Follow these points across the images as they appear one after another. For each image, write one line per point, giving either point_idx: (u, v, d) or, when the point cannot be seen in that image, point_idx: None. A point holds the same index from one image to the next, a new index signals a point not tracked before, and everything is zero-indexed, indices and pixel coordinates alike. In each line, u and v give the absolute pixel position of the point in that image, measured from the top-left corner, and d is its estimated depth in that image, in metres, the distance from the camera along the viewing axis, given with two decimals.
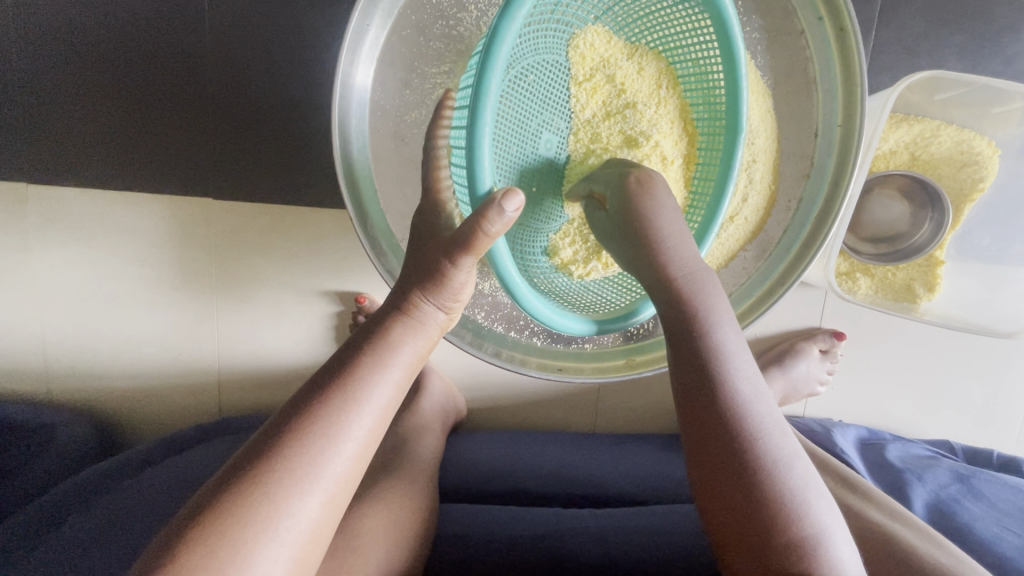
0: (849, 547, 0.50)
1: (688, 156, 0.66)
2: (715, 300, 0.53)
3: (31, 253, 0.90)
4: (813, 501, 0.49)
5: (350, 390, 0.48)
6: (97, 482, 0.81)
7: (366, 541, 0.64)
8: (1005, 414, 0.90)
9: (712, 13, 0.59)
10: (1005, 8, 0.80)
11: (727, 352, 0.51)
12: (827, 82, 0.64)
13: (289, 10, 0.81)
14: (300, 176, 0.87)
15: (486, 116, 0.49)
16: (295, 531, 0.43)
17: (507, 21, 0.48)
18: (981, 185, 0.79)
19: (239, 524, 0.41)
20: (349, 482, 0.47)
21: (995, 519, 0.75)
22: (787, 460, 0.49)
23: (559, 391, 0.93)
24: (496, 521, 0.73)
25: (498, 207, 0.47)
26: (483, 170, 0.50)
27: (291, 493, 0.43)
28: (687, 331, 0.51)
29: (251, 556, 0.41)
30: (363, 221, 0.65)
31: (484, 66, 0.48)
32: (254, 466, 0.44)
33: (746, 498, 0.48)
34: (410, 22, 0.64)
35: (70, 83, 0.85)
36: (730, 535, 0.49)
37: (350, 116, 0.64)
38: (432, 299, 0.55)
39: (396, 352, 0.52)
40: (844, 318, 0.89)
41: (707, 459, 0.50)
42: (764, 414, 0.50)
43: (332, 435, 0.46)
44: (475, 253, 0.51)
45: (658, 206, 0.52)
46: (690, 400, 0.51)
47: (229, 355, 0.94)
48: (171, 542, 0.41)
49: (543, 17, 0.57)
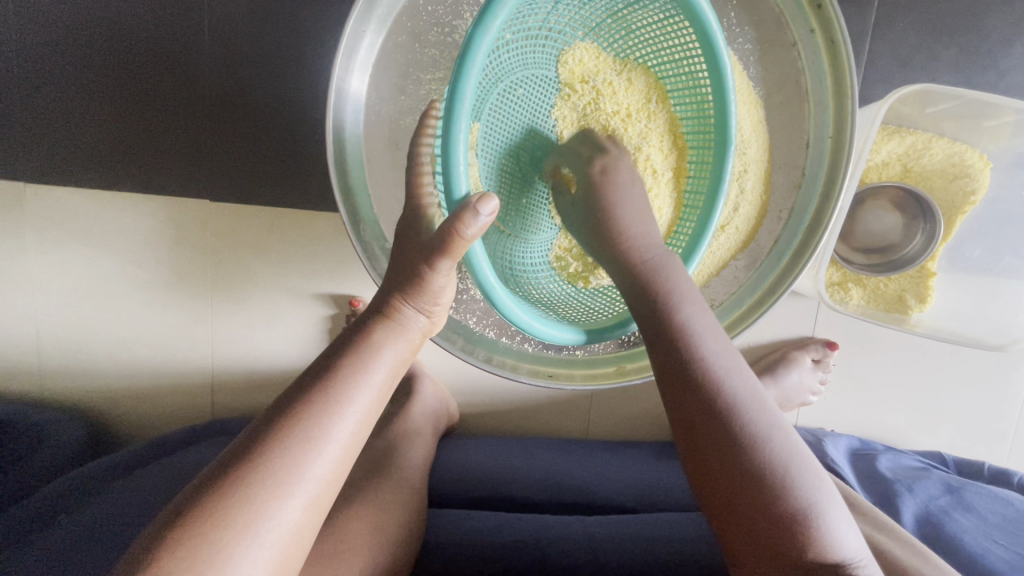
0: (845, 519, 0.49)
1: (675, 165, 0.67)
2: (684, 280, 0.54)
3: (28, 253, 0.90)
4: (801, 471, 0.48)
5: (331, 392, 0.48)
6: (85, 483, 0.80)
7: (352, 544, 0.64)
8: (997, 427, 0.90)
9: (697, 29, 0.59)
10: (999, 22, 0.81)
11: (702, 329, 0.52)
12: (818, 93, 0.65)
13: (289, 15, 0.82)
14: (296, 178, 0.87)
15: (461, 124, 0.50)
16: (276, 532, 0.43)
17: (481, 32, 0.48)
18: (972, 198, 0.79)
19: (219, 524, 0.41)
20: (331, 484, 0.47)
21: (984, 532, 0.75)
22: (774, 433, 0.49)
23: (552, 397, 0.93)
24: (483, 527, 0.73)
25: (472, 210, 0.48)
26: (459, 176, 0.51)
27: (271, 494, 0.43)
28: (660, 312, 0.52)
29: (231, 559, 0.41)
30: (355, 226, 0.66)
31: (460, 74, 0.49)
32: (234, 470, 0.44)
33: (731, 470, 0.48)
34: (405, 28, 0.65)
35: (69, 84, 0.86)
36: (724, 514, 0.48)
37: (344, 121, 0.64)
38: (413, 302, 0.55)
39: (377, 354, 0.52)
40: (836, 328, 0.89)
41: (689, 433, 0.50)
42: (741, 384, 0.50)
43: (312, 437, 0.46)
44: (452, 256, 0.52)
45: (620, 196, 0.56)
46: (669, 381, 0.51)
47: (224, 357, 0.94)
48: (151, 545, 0.41)
49: (532, 32, 0.59)
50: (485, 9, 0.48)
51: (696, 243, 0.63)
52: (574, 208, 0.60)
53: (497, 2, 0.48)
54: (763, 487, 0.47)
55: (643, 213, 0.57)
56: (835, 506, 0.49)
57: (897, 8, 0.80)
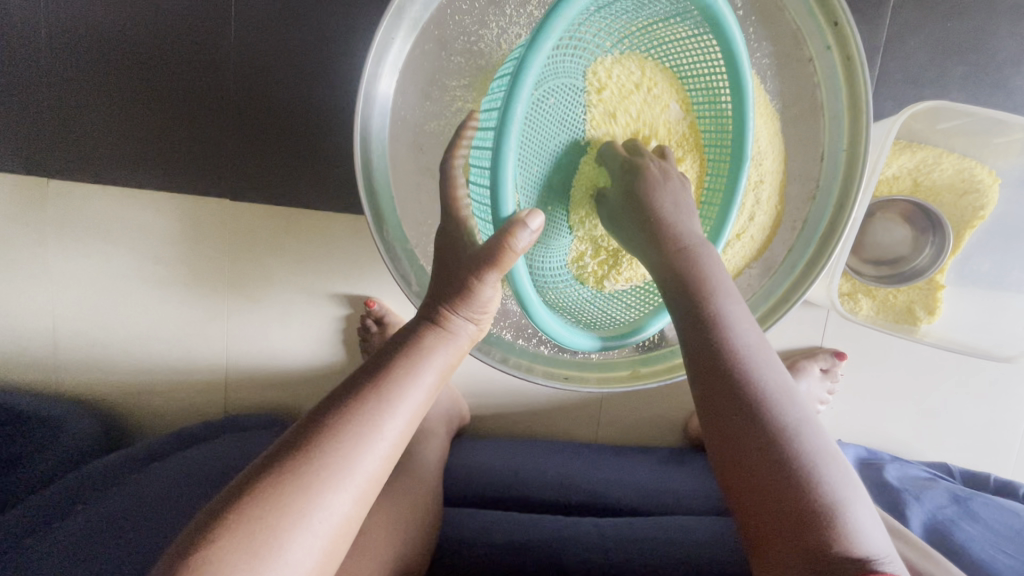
0: (872, 522, 0.47)
1: (692, 173, 0.69)
2: (718, 269, 0.57)
3: (49, 247, 0.92)
4: (827, 461, 0.48)
5: (384, 392, 0.50)
6: (102, 475, 0.81)
7: (373, 538, 0.65)
8: (1003, 439, 0.91)
9: (723, 49, 0.61)
10: (1007, 43, 0.83)
11: (735, 315, 0.55)
12: (833, 108, 0.66)
13: (314, 18, 0.84)
14: (316, 178, 0.89)
15: (511, 141, 0.52)
16: (327, 523, 0.44)
17: (535, 53, 0.51)
18: (981, 213, 0.81)
19: (277, 510, 0.43)
20: (378, 481, 0.48)
21: (992, 542, 0.75)
22: (800, 420, 0.49)
23: (562, 400, 0.94)
24: (499, 525, 0.74)
25: (523, 225, 0.51)
26: (507, 193, 0.53)
27: (326, 484, 0.45)
28: (694, 298, 0.55)
29: (286, 543, 0.42)
30: (379, 228, 0.67)
31: (512, 94, 0.51)
32: (290, 458, 0.45)
33: (754, 444, 0.48)
34: (433, 37, 0.67)
35: (97, 83, 0.87)
36: (745, 490, 0.48)
37: (372, 124, 0.66)
38: (462, 311, 0.57)
39: (428, 358, 0.54)
40: (844, 338, 0.91)
41: (716, 406, 0.51)
42: (770, 367, 0.52)
43: (365, 434, 0.47)
44: (500, 269, 0.53)
45: (655, 186, 0.59)
46: (698, 356, 0.53)
47: (238, 354, 0.95)
48: (208, 528, 0.42)
49: (564, 42, 0.59)
50: (542, 26, 0.50)
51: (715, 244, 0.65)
52: (612, 207, 0.62)
53: (551, 24, 0.51)
54: (791, 474, 0.47)
55: (681, 209, 0.59)
56: (863, 506, 0.47)
57: (907, 28, 0.83)
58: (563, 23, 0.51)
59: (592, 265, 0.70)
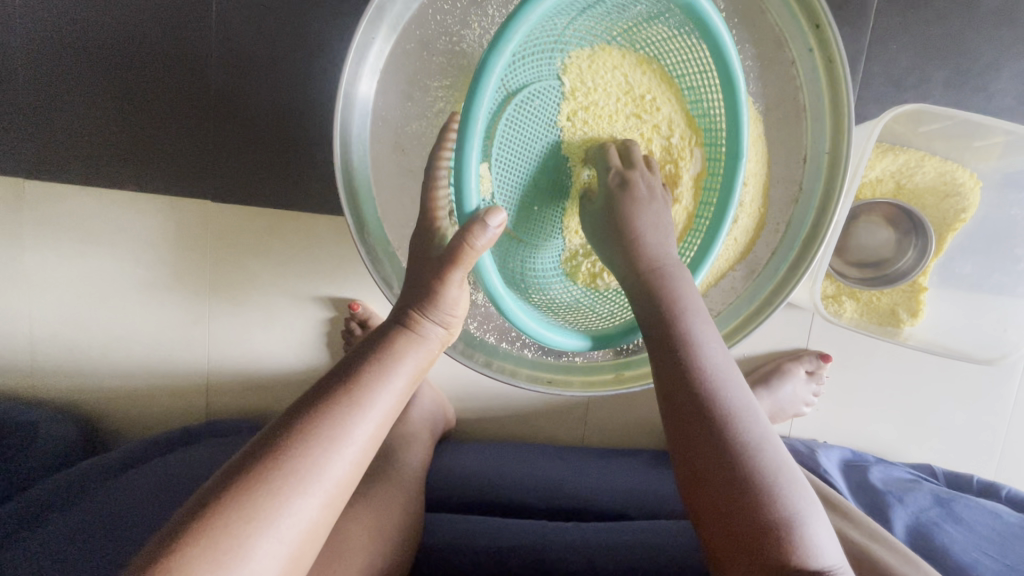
0: (828, 533, 0.51)
1: (693, 168, 0.68)
2: (691, 292, 0.57)
3: (24, 249, 0.90)
4: (789, 483, 0.51)
5: (354, 396, 0.49)
6: (78, 481, 0.79)
7: (353, 545, 0.64)
8: (984, 441, 0.92)
9: (710, 45, 0.61)
10: (990, 47, 0.83)
11: (704, 341, 0.55)
12: (815, 111, 0.66)
13: (297, 18, 0.82)
14: (298, 180, 0.88)
15: (475, 142, 0.52)
16: (294, 528, 0.44)
17: (495, 57, 0.51)
18: (963, 216, 0.81)
19: (242, 516, 0.42)
20: (349, 484, 0.48)
21: (974, 544, 0.75)
22: (766, 446, 0.52)
23: (548, 403, 0.93)
24: (483, 532, 0.73)
25: (482, 223, 0.51)
26: (470, 190, 0.53)
27: (294, 488, 0.44)
28: (664, 328, 0.55)
29: (251, 549, 0.42)
30: (360, 230, 0.66)
31: (474, 93, 0.52)
32: (257, 462, 0.45)
33: (719, 471, 0.50)
34: (414, 36, 0.66)
35: (71, 79, 0.86)
36: (711, 515, 0.51)
37: (352, 125, 0.65)
38: (432, 316, 0.56)
39: (400, 361, 0.53)
40: (830, 340, 0.91)
41: (679, 432, 0.53)
42: (735, 393, 0.53)
43: (336, 436, 0.47)
44: (465, 267, 0.53)
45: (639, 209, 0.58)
46: (667, 380, 0.54)
47: (220, 357, 0.94)
48: (170, 538, 0.41)
49: (545, 47, 0.61)
50: (515, 13, 0.51)
51: (706, 250, 0.64)
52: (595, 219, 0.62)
53: (512, 28, 0.51)
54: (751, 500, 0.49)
55: (661, 229, 0.58)
56: (820, 522, 0.51)
57: (892, 31, 0.83)
58: (525, 25, 0.52)
59: (584, 264, 0.70)
